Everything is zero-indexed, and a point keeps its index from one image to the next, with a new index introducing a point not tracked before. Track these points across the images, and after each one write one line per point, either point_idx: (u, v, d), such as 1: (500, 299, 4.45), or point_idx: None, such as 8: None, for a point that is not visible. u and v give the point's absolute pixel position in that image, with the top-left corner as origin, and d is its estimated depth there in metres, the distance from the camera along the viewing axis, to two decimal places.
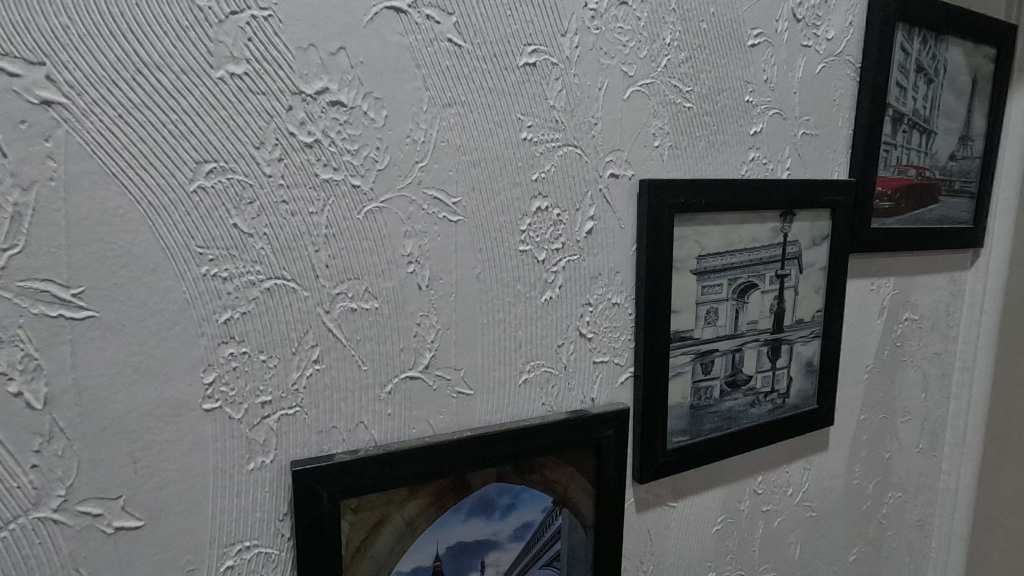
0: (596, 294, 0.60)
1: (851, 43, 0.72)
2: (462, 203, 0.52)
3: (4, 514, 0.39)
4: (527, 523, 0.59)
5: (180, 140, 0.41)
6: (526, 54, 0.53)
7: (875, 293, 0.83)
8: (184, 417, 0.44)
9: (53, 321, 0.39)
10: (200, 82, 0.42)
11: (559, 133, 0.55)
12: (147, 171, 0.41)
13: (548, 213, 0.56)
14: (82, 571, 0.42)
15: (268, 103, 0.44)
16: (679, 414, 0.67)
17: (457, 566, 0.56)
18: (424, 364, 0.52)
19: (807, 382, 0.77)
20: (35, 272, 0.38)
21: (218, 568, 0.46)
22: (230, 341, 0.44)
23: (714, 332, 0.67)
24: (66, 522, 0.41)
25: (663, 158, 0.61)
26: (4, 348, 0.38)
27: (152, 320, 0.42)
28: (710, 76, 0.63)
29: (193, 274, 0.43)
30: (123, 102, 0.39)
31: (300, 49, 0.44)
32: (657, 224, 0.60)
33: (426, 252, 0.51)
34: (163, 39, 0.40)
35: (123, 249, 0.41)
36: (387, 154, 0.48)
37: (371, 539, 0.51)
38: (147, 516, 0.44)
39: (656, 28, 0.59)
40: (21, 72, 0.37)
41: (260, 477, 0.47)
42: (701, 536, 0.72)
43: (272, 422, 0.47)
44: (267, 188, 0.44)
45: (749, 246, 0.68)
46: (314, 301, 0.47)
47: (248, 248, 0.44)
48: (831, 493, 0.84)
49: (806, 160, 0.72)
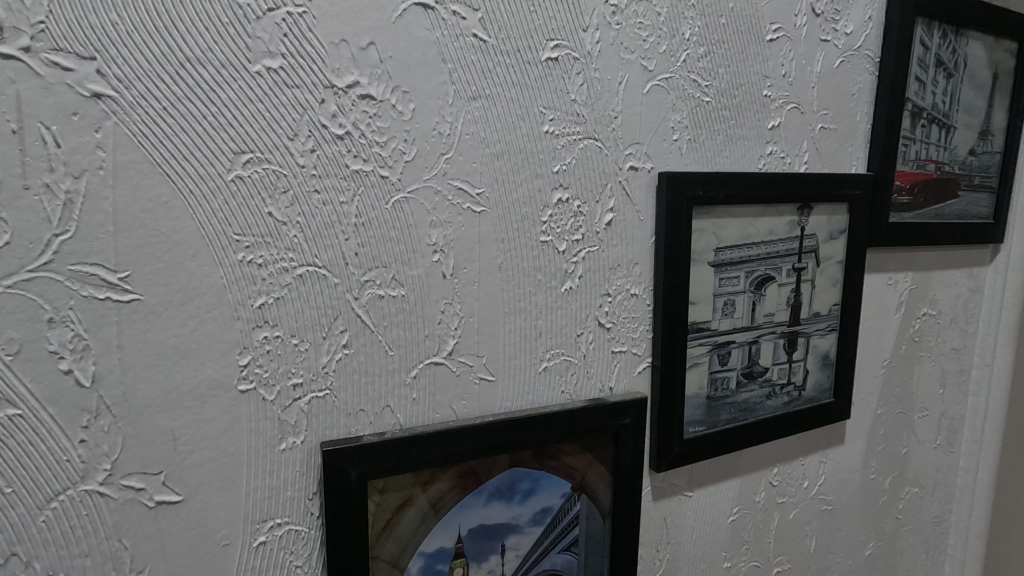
0: (615, 285, 0.61)
1: (870, 38, 0.73)
2: (486, 194, 0.53)
3: (55, 486, 0.42)
4: (546, 508, 0.60)
5: (219, 131, 0.43)
6: (549, 49, 0.54)
7: (892, 288, 0.83)
8: (221, 398, 0.46)
9: (100, 303, 0.41)
10: (239, 76, 0.43)
11: (580, 127, 0.57)
12: (188, 161, 0.43)
13: (568, 205, 0.57)
14: (125, 542, 0.44)
15: (302, 96, 0.45)
16: (696, 404, 0.68)
17: (479, 549, 0.57)
18: (447, 351, 0.54)
19: (823, 375, 0.77)
20: (84, 256, 0.41)
21: (252, 543, 0.48)
22: (264, 325, 0.46)
23: (731, 324, 0.68)
24: (110, 495, 0.43)
25: (682, 152, 0.62)
26: (55, 328, 0.40)
27: (192, 304, 0.44)
28: (728, 71, 0.64)
29: (230, 260, 0.45)
30: (167, 96, 0.41)
31: (333, 44, 0.46)
32: (676, 216, 0.61)
33: (450, 242, 0.52)
34: (205, 36, 0.42)
35: (165, 236, 0.43)
36: (414, 146, 0.49)
37: (396, 519, 0.53)
38: (186, 491, 0.46)
39: (676, 23, 0.60)
40: (74, 66, 0.39)
41: (291, 457, 0.49)
42: (717, 527, 0.73)
43: (303, 404, 0.48)
44: (301, 178, 0.46)
45: (766, 239, 0.68)
46: (344, 288, 0.49)
47: (281, 236, 0.46)
48: (847, 488, 0.84)
49: (824, 154, 0.72)
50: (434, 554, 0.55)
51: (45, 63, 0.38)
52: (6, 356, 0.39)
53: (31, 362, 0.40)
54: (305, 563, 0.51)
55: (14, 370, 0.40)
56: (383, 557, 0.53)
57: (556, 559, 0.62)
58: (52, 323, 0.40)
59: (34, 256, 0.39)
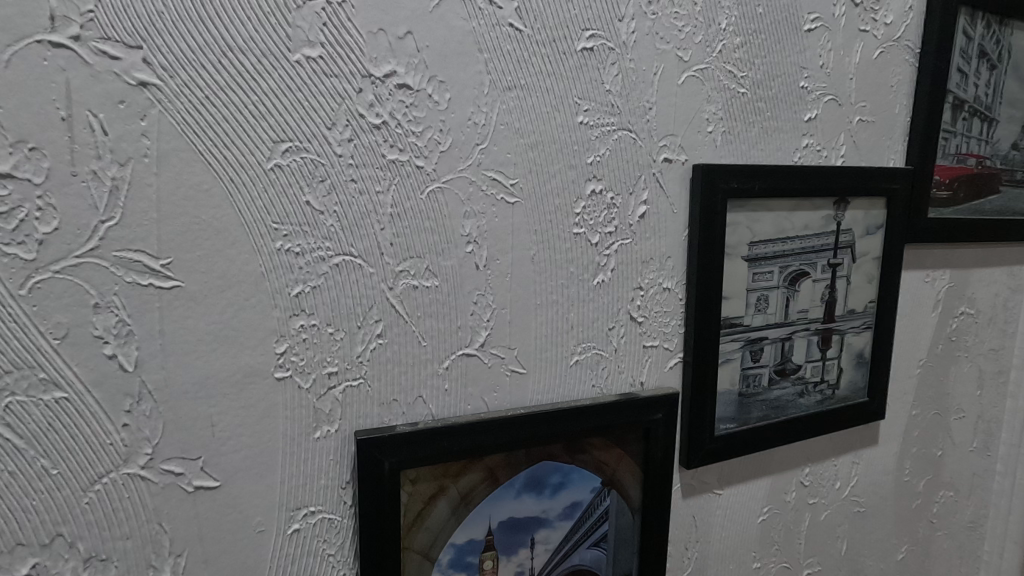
0: (648, 278, 0.61)
1: (911, 28, 0.71)
2: (520, 184, 0.53)
3: (99, 468, 0.42)
4: (576, 502, 0.60)
5: (260, 120, 0.44)
6: (584, 39, 0.53)
7: (930, 286, 0.81)
8: (258, 385, 0.46)
9: (143, 289, 0.42)
10: (279, 65, 0.44)
11: (615, 118, 0.56)
12: (229, 149, 0.43)
13: (601, 196, 0.57)
14: (164, 526, 0.45)
15: (340, 85, 0.46)
16: (728, 401, 0.67)
17: (508, 542, 0.57)
18: (480, 343, 0.53)
19: (858, 374, 0.75)
20: (129, 243, 0.41)
21: (286, 531, 0.49)
22: (300, 314, 0.47)
23: (764, 320, 0.67)
24: (151, 479, 0.44)
25: (717, 144, 0.61)
26: (101, 313, 0.41)
27: (231, 291, 0.44)
28: (765, 62, 0.63)
29: (269, 248, 0.45)
30: (210, 84, 0.42)
31: (371, 34, 0.46)
32: (710, 208, 0.60)
33: (484, 233, 0.52)
34: (246, 25, 0.42)
35: (206, 224, 0.43)
36: (449, 136, 0.49)
37: (428, 510, 0.53)
38: (224, 477, 0.46)
39: (712, 13, 0.59)
40: (121, 55, 0.39)
41: (326, 445, 0.49)
42: (747, 526, 0.72)
43: (337, 393, 0.49)
44: (338, 167, 0.46)
45: (801, 234, 0.67)
46: (379, 277, 0.49)
47: (318, 225, 0.46)
48: (881, 489, 0.83)
49: (861, 147, 0.71)
50: (464, 546, 0.55)
51: (93, 52, 0.39)
52: (55, 339, 0.40)
53: (77, 346, 0.41)
54: (338, 552, 0.51)
55: (61, 353, 0.40)
56: (414, 548, 0.53)
57: (586, 554, 0.61)
58: (97, 308, 0.41)
59: (82, 242, 0.40)
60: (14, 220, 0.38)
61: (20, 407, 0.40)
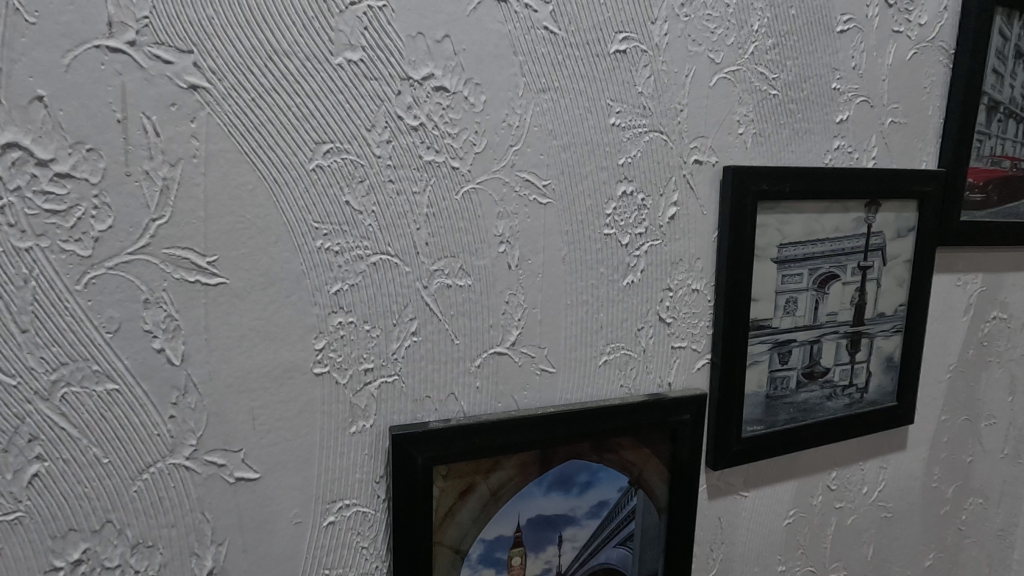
0: (677, 279, 0.61)
1: (945, 29, 0.70)
2: (552, 185, 0.53)
3: (147, 458, 0.44)
4: (603, 501, 0.60)
5: (303, 121, 0.45)
6: (618, 41, 0.54)
7: (961, 290, 0.79)
8: (297, 380, 0.47)
9: (190, 285, 0.43)
10: (321, 68, 0.45)
11: (646, 120, 0.56)
12: (273, 150, 0.44)
13: (632, 198, 0.57)
14: (207, 515, 0.46)
15: (380, 88, 0.47)
16: (755, 403, 0.66)
17: (537, 539, 0.58)
18: (511, 342, 0.54)
19: (887, 379, 0.75)
20: (178, 240, 0.43)
21: (321, 523, 0.50)
22: (338, 311, 0.48)
23: (793, 322, 0.67)
24: (196, 470, 0.45)
25: (747, 146, 0.61)
26: (151, 308, 0.42)
27: (273, 288, 0.46)
28: (797, 63, 0.62)
29: (310, 247, 0.46)
30: (256, 87, 0.43)
31: (410, 37, 0.47)
32: (740, 210, 0.60)
33: (516, 233, 0.53)
34: (291, 29, 0.43)
35: (250, 222, 0.44)
36: (484, 138, 0.50)
37: (458, 506, 0.53)
38: (263, 469, 0.47)
39: (744, 14, 0.59)
40: (173, 59, 0.41)
41: (360, 440, 0.50)
42: (772, 529, 0.71)
43: (373, 389, 0.50)
44: (377, 168, 0.47)
45: (831, 236, 0.67)
46: (414, 276, 0.50)
47: (357, 225, 0.47)
48: (908, 495, 0.82)
49: (893, 149, 0.70)
50: (493, 542, 0.56)
51: (148, 57, 0.40)
52: (107, 332, 0.42)
53: (128, 339, 0.42)
54: (371, 544, 0.52)
55: (112, 346, 0.42)
56: (445, 542, 0.54)
57: (611, 553, 0.62)
58: (147, 303, 0.42)
59: (134, 240, 0.41)
60: (72, 218, 0.40)
61: (74, 397, 0.41)
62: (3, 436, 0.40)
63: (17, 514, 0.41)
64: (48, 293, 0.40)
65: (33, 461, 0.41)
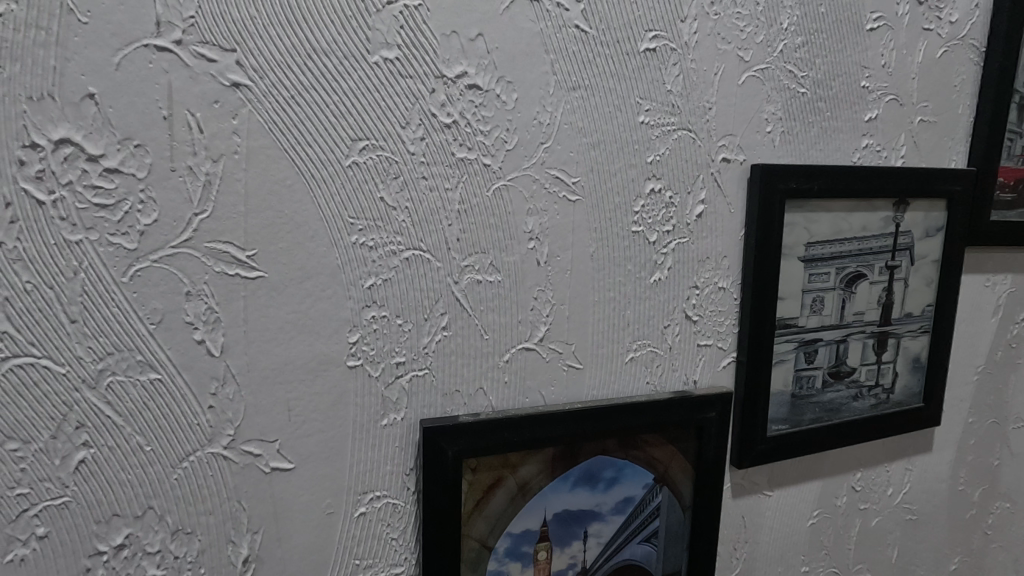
0: (704, 277, 0.61)
1: (977, 26, 0.69)
2: (581, 183, 0.54)
3: (187, 446, 0.45)
4: (629, 497, 0.60)
5: (340, 119, 0.46)
6: (647, 40, 0.54)
7: (990, 291, 0.79)
8: (331, 372, 0.48)
9: (230, 278, 0.44)
10: (358, 66, 0.46)
11: (675, 118, 0.56)
12: (311, 146, 0.45)
13: (659, 195, 0.57)
14: (243, 504, 0.47)
15: (414, 86, 0.47)
16: (781, 402, 0.66)
17: (562, 533, 0.58)
18: (539, 338, 0.55)
19: (914, 380, 0.74)
20: (219, 234, 0.44)
21: (353, 514, 0.51)
22: (372, 305, 0.49)
23: (820, 321, 0.66)
24: (233, 459, 0.46)
25: (775, 144, 0.61)
26: (193, 301, 0.44)
27: (309, 282, 0.47)
28: (826, 61, 0.62)
29: (345, 242, 0.47)
30: (296, 85, 0.44)
31: (444, 36, 0.47)
32: (768, 208, 0.60)
33: (546, 230, 0.53)
34: (330, 28, 0.44)
35: (289, 217, 0.45)
36: (515, 135, 0.51)
37: (486, 499, 0.54)
38: (298, 460, 0.48)
39: (774, 12, 0.59)
40: (217, 58, 0.42)
41: (391, 433, 0.51)
42: (796, 529, 0.71)
43: (404, 382, 0.51)
44: (411, 165, 0.48)
45: (859, 236, 0.66)
46: (446, 272, 0.50)
47: (391, 220, 0.48)
48: (933, 498, 0.81)
49: (922, 147, 0.69)
50: (520, 536, 0.56)
51: (193, 55, 0.41)
52: (151, 323, 0.43)
53: (171, 331, 0.43)
54: (400, 536, 0.53)
55: (156, 336, 0.43)
56: (472, 535, 0.54)
57: (636, 549, 0.62)
58: (189, 295, 0.43)
59: (178, 233, 0.43)
60: (120, 212, 0.41)
61: (119, 385, 0.43)
62: (52, 422, 0.41)
63: (64, 499, 0.42)
64: (96, 284, 0.41)
65: (80, 447, 0.42)
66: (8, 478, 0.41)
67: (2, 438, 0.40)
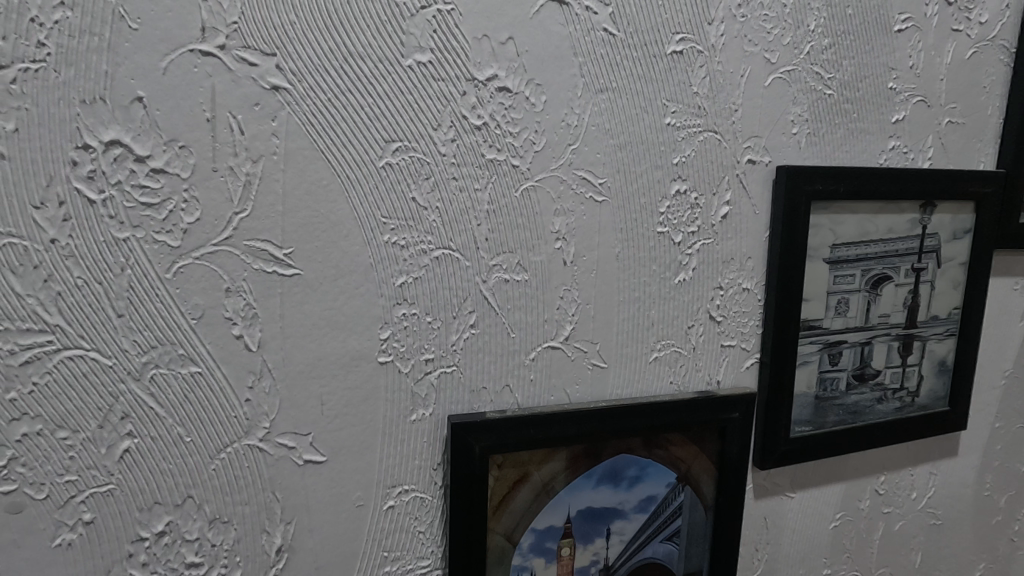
0: (728, 277, 0.61)
1: (1007, 27, 0.69)
2: (607, 184, 0.54)
3: (225, 438, 0.46)
4: (652, 496, 0.61)
5: (374, 121, 0.47)
6: (675, 42, 0.55)
7: (1018, 294, 0.78)
8: (363, 367, 0.49)
9: (268, 276, 0.46)
10: (393, 69, 0.47)
11: (701, 119, 0.57)
12: (347, 147, 0.46)
13: (685, 197, 0.58)
14: (277, 495, 0.48)
15: (446, 89, 0.48)
16: (804, 403, 0.66)
17: (585, 530, 0.59)
18: (564, 337, 0.55)
19: (939, 383, 0.73)
20: (257, 233, 0.45)
21: (382, 507, 0.52)
22: (403, 303, 0.50)
23: (844, 323, 0.66)
24: (268, 451, 0.48)
25: (801, 146, 0.61)
26: (233, 297, 0.45)
27: (343, 280, 0.48)
28: (853, 63, 0.62)
29: (378, 241, 0.48)
30: (333, 88, 0.45)
31: (475, 39, 0.48)
32: (793, 209, 0.60)
33: (572, 230, 0.54)
34: (365, 33, 0.46)
35: (324, 216, 0.47)
36: (544, 136, 0.52)
37: (512, 495, 0.55)
38: (330, 452, 0.50)
39: (801, 15, 0.59)
40: (258, 62, 0.43)
41: (420, 428, 0.52)
42: (818, 531, 0.71)
43: (433, 378, 0.52)
44: (442, 165, 0.49)
45: (885, 237, 0.66)
46: (474, 271, 0.51)
47: (422, 220, 0.49)
48: (958, 503, 0.80)
49: (950, 149, 0.69)
50: (544, 532, 0.57)
51: (235, 60, 0.43)
52: (193, 318, 0.44)
53: (211, 325, 0.45)
54: (427, 529, 0.54)
55: (197, 331, 0.45)
56: (497, 530, 0.55)
57: (658, 548, 0.62)
58: (229, 292, 0.45)
59: (219, 232, 0.44)
60: (164, 211, 0.43)
61: (162, 378, 0.44)
62: (99, 413, 0.43)
63: (109, 486, 0.44)
64: (141, 280, 0.43)
65: (124, 437, 0.44)
66: (58, 466, 0.42)
67: (53, 427, 0.42)
